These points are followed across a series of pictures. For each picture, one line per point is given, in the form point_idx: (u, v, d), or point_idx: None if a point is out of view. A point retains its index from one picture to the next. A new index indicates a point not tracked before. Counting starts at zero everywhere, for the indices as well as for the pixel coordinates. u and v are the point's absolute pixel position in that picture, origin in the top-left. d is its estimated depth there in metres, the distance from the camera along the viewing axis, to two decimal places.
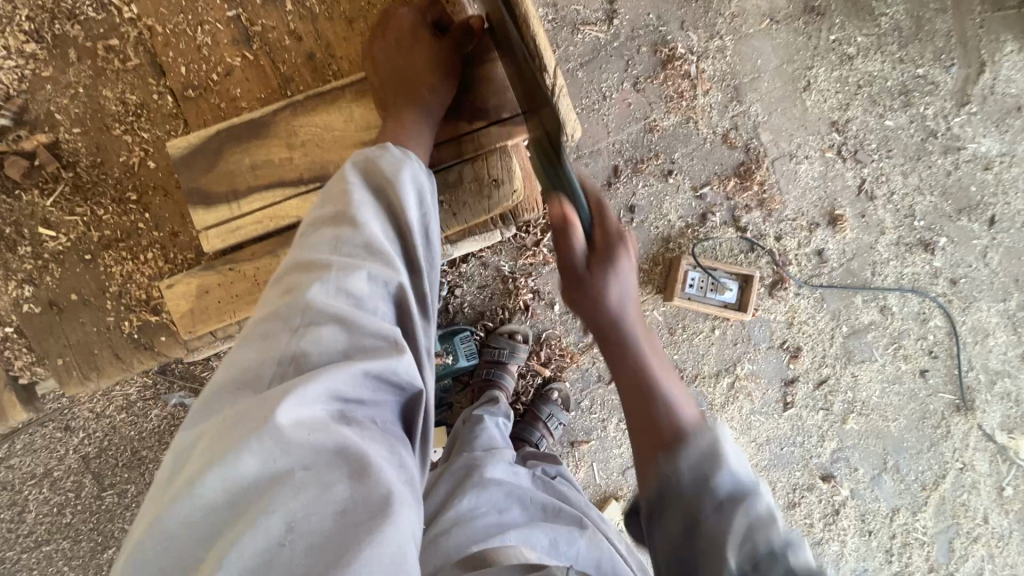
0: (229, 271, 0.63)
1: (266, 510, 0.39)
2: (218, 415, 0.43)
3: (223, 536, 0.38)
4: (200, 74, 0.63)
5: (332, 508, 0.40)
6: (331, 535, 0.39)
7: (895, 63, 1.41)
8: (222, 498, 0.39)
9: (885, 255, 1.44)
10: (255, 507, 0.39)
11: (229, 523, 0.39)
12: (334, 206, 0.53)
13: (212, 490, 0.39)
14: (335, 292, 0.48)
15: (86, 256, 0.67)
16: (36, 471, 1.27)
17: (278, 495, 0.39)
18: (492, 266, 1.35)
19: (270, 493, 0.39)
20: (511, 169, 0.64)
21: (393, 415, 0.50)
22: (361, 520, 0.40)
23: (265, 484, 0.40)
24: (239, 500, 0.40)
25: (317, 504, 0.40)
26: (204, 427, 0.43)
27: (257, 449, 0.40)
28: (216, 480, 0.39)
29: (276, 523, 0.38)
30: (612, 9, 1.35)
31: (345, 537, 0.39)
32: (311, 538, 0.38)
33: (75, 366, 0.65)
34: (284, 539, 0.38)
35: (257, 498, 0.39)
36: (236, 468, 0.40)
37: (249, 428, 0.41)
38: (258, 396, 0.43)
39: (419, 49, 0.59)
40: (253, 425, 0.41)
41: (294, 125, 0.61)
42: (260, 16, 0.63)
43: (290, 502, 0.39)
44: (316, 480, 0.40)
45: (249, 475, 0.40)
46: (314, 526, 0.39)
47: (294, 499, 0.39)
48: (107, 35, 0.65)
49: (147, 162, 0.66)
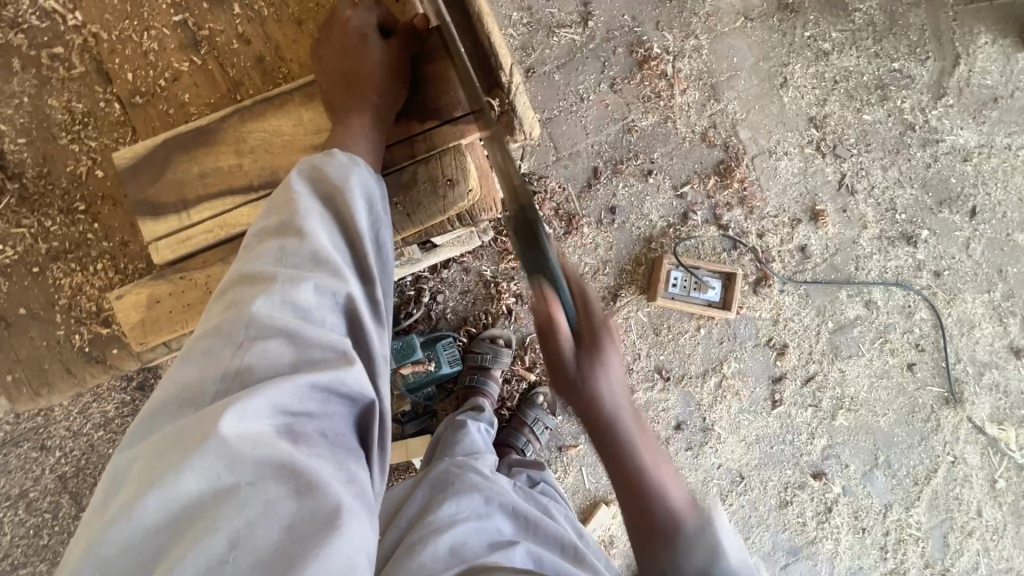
0: (179, 281, 0.61)
1: (207, 532, 0.37)
2: (158, 433, 0.42)
3: (163, 558, 0.37)
4: (147, 81, 0.62)
5: (278, 524, 0.38)
6: (276, 553, 0.37)
7: (870, 58, 1.41)
8: (160, 519, 0.38)
9: (868, 249, 1.44)
10: (195, 527, 0.37)
11: (169, 544, 0.37)
12: (281, 217, 0.51)
13: (151, 512, 0.37)
14: (279, 305, 0.47)
15: (35, 269, 0.65)
16: (11, 492, 1.24)
17: (220, 514, 0.38)
18: (473, 271, 1.34)
19: (211, 513, 0.38)
20: (466, 169, 0.62)
21: (348, 427, 0.48)
22: (308, 536, 0.38)
23: (207, 503, 0.38)
24: (179, 520, 0.38)
25: (262, 520, 0.38)
26: (142, 447, 0.41)
27: (196, 466, 0.38)
28: (154, 501, 0.37)
29: (217, 544, 0.37)
30: (587, 11, 1.35)
31: (291, 555, 0.37)
32: (257, 555, 0.37)
33: (25, 382, 0.63)
34: (228, 556, 0.37)
35: (197, 518, 0.38)
36: (175, 487, 0.38)
37: (189, 448, 0.39)
38: (200, 411, 0.41)
39: (365, 50, 0.58)
40: (193, 444, 0.39)
41: (242, 131, 0.60)
42: (208, 21, 0.62)
43: (234, 520, 0.38)
44: (261, 497, 0.39)
45: (189, 493, 0.38)
46: (260, 544, 0.37)
47: (236, 517, 0.38)
48: (51, 43, 0.63)
49: (95, 171, 0.65)
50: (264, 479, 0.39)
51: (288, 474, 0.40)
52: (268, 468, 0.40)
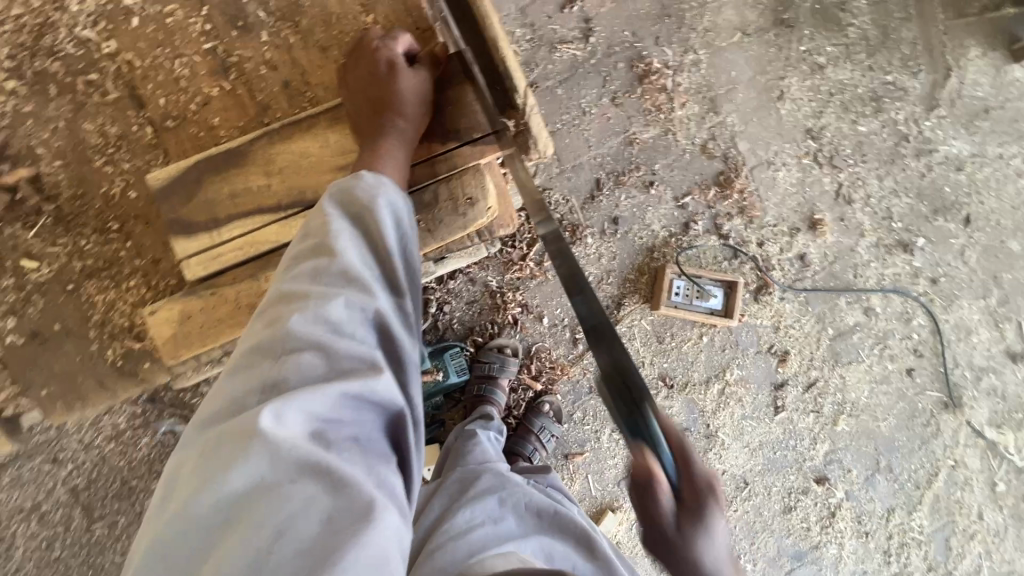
0: (211, 296, 0.63)
1: (250, 526, 0.39)
2: (207, 438, 0.44)
3: (213, 553, 0.39)
4: (178, 105, 0.65)
5: (314, 520, 0.40)
6: (314, 547, 0.39)
7: (864, 71, 1.45)
8: (211, 516, 0.40)
9: (866, 257, 1.47)
10: (241, 525, 0.39)
11: (218, 540, 0.39)
12: (314, 235, 0.54)
13: (203, 508, 0.40)
14: (313, 319, 0.49)
15: (69, 286, 0.68)
16: (24, 505, 1.26)
17: (263, 511, 0.40)
18: (480, 282, 1.37)
19: (254, 510, 0.40)
20: (485, 187, 0.65)
21: (378, 434, 0.49)
22: (343, 532, 0.39)
23: (250, 501, 0.40)
24: (226, 517, 0.40)
25: (301, 519, 0.40)
26: (193, 453, 0.44)
27: (245, 467, 0.41)
28: (206, 497, 0.40)
29: (261, 539, 0.38)
30: (588, 28, 1.39)
31: (327, 549, 0.38)
32: (296, 550, 0.38)
33: (59, 396, 0.65)
34: (270, 550, 0.38)
35: (242, 516, 0.40)
36: (225, 485, 0.41)
37: (236, 449, 0.42)
38: (243, 416, 0.44)
39: (390, 76, 0.61)
40: (240, 445, 0.42)
41: (271, 153, 0.63)
42: (236, 48, 0.65)
43: (273, 516, 0.39)
44: (300, 495, 0.40)
45: (237, 492, 0.41)
46: (300, 538, 0.39)
47: (277, 513, 0.39)
48: (86, 70, 0.66)
49: (128, 192, 0.67)
50: (303, 478, 0.41)
51: (325, 474, 0.42)
52: (306, 469, 0.42)
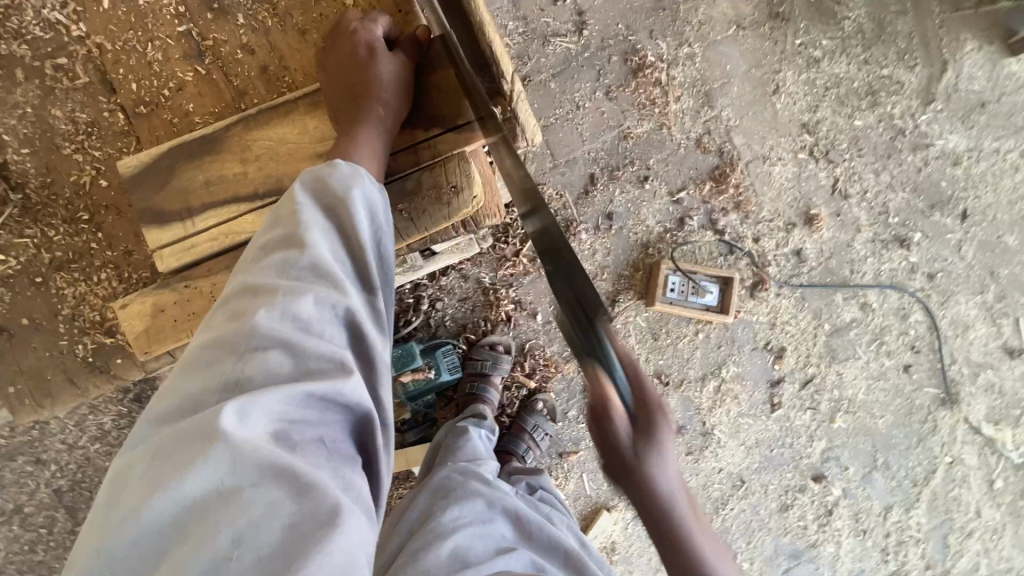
0: (185, 289, 0.61)
1: (208, 532, 0.36)
2: (160, 438, 0.41)
3: (161, 562, 0.36)
4: (151, 90, 0.63)
5: (279, 523, 0.37)
6: (276, 554, 0.36)
7: (860, 64, 1.44)
8: (162, 523, 0.37)
9: (862, 252, 1.46)
10: (196, 531, 0.37)
11: (168, 547, 0.36)
12: (282, 227, 0.52)
13: (156, 516, 0.37)
14: (280, 316, 0.47)
15: (38, 278, 0.66)
16: (6, 507, 1.23)
17: (221, 516, 0.37)
18: (472, 278, 1.34)
19: (214, 514, 0.37)
20: (470, 175, 0.63)
21: (345, 434, 0.47)
22: (308, 536, 0.37)
23: (209, 505, 0.38)
24: (181, 523, 0.37)
25: (262, 523, 0.37)
26: (144, 453, 0.41)
27: (203, 469, 0.38)
28: (160, 504, 0.37)
29: (217, 547, 0.36)
30: (581, 20, 1.37)
31: (291, 556, 0.36)
32: (259, 553, 0.36)
33: (28, 394, 0.63)
34: (228, 559, 0.35)
35: (197, 522, 0.37)
36: (179, 488, 0.38)
37: (195, 452, 0.39)
38: (200, 414, 0.41)
39: (369, 60, 0.59)
40: (199, 447, 0.39)
41: (246, 140, 0.60)
42: (212, 31, 0.63)
43: (234, 520, 0.37)
44: (261, 499, 0.38)
45: (191, 496, 0.38)
46: (262, 542, 0.36)
47: (238, 518, 0.37)
48: (55, 54, 0.64)
49: (99, 180, 0.65)
50: (268, 479, 0.39)
51: (290, 475, 0.40)
52: (269, 472, 0.39)
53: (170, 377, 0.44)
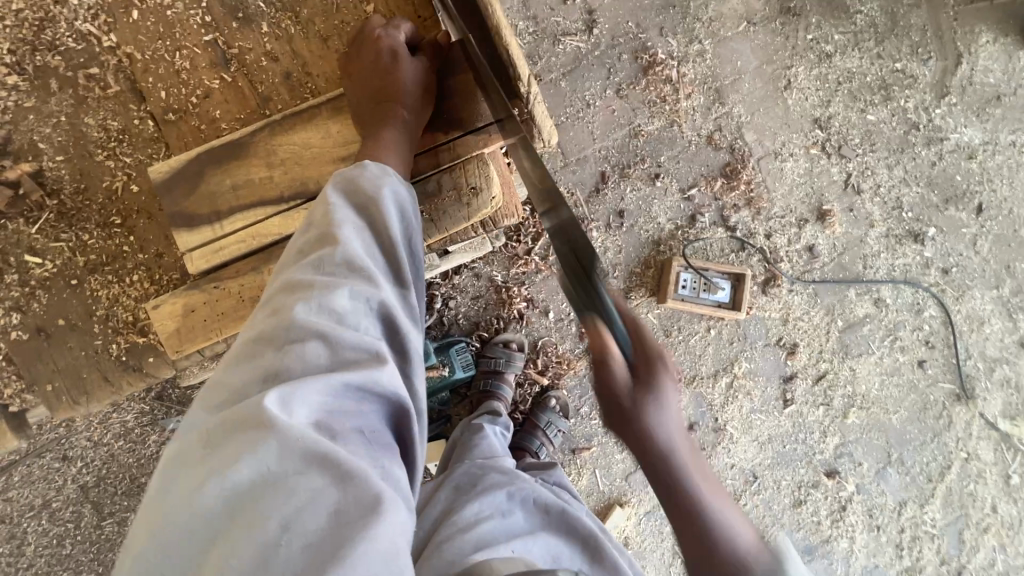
0: (214, 290, 0.63)
1: (258, 516, 0.38)
2: (209, 426, 0.43)
3: (216, 543, 0.37)
4: (179, 98, 0.65)
5: (324, 508, 0.39)
6: (325, 537, 0.38)
7: (872, 59, 1.43)
8: (215, 507, 0.38)
9: (875, 248, 1.45)
10: (249, 514, 0.38)
11: (222, 530, 0.38)
12: (317, 226, 0.53)
13: (209, 501, 0.38)
14: (316, 311, 0.48)
15: (73, 281, 0.68)
16: (35, 502, 1.27)
17: (271, 502, 0.38)
18: (485, 276, 1.36)
19: (263, 499, 0.39)
20: (489, 176, 0.65)
21: (382, 425, 0.48)
22: (353, 521, 0.38)
23: (258, 491, 0.39)
24: (232, 508, 0.38)
25: (309, 508, 0.38)
26: (195, 440, 0.42)
27: (252, 458, 0.40)
28: (212, 490, 0.39)
29: (269, 529, 0.37)
30: (592, 19, 1.38)
31: (339, 539, 0.37)
32: (307, 537, 0.37)
33: (64, 391, 0.65)
34: (280, 540, 0.37)
35: (248, 506, 0.38)
36: (230, 475, 0.39)
37: (244, 441, 0.41)
38: (246, 404, 0.43)
39: (393, 65, 0.60)
40: (247, 437, 0.41)
41: (272, 145, 0.62)
42: (237, 39, 0.65)
43: (282, 505, 0.38)
44: (308, 485, 0.39)
45: (243, 482, 0.39)
46: (309, 526, 0.38)
47: (286, 503, 0.38)
48: (87, 64, 0.66)
49: (130, 185, 0.67)
50: (312, 467, 0.40)
51: (333, 463, 0.41)
52: (314, 459, 0.41)
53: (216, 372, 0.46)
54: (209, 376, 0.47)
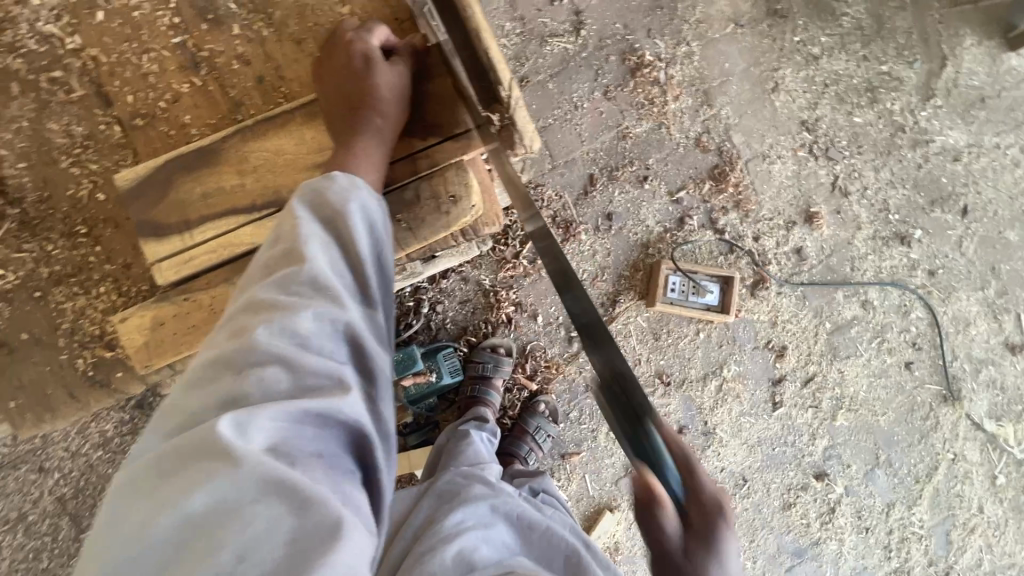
0: (184, 301, 0.61)
1: (208, 556, 0.35)
2: (160, 453, 0.41)
3: None
4: (147, 102, 0.63)
5: (278, 543, 0.36)
6: (279, 572, 0.35)
7: (859, 61, 1.43)
8: (162, 541, 0.36)
9: (863, 250, 1.45)
10: (198, 549, 0.36)
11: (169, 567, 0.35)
12: (282, 242, 0.51)
13: (155, 540, 0.36)
14: (279, 330, 0.46)
15: (37, 293, 0.66)
16: (9, 516, 1.23)
17: (222, 536, 0.36)
18: (472, 280, 1.34)
19: (212, 536, 0.36)
20: (469, 184, 0.63)
21: (347, 448, 0.46)
22: (310, 553, 0.36)
23: (208, 526, 0.36)
24: (179, 547, 0.36)
25: (263, 541, 0.36)
26: (143, 469, 0.40)
27: (204, 491, 0.37)
28: (158, 528, 0.36)
29: (221, 564, 0.35)
30: (579, 20, 1.36)
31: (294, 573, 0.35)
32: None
33: (29, 408, 0.62)
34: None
35: (196, 545, 0.36)
36: (179, 511, 0.37)
37: (195, 473, 0.38)
38: (199, 429, 0.40)
39: (369, 71, 0.58)
40: (199, 468, 0.38)
41: (243, 151, 0.60)
42: (207, 42, 0.62)
43: (234, 543, 0.36)
44: (262, 516, 0.37)
45: (193, 515, 0.37)
46: (261, 564, 0.35)
47: (238, 540, 0.36)
48: (49, 67, 0.63)
49: (97, 194, 0.65)
50: (266, 498, 0.38)
51: (289, 493, 0.38)
52: (269, 487, 0.38)
53: (171, 397, 0.44)
54: (163, 403, 0.45)
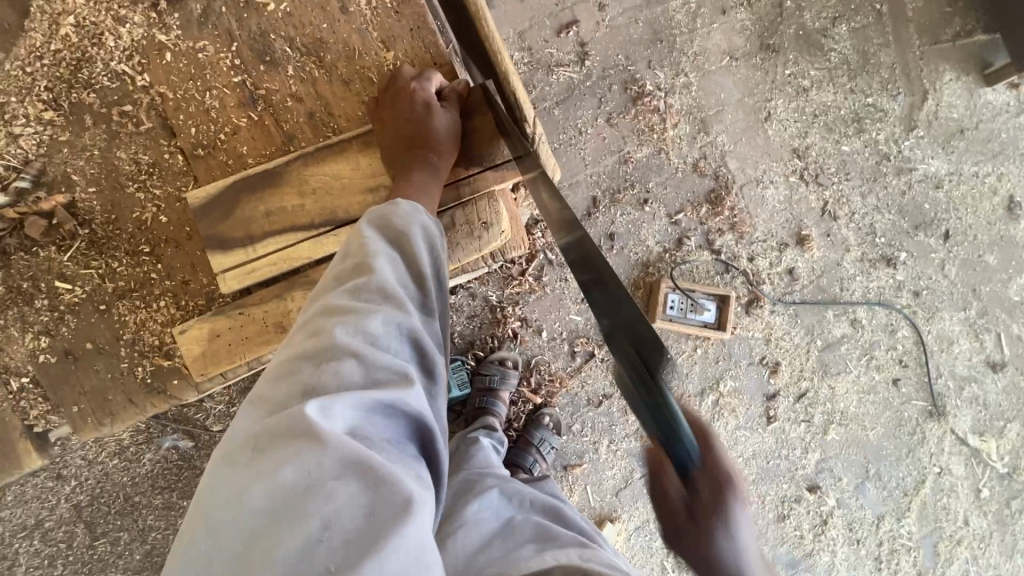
0: (239, 315, 0.68)
1: (301, 516, 0.41)
2: (253, 433, 0.47)
3: (259, 537, 0.40)
4: (209, 135, 0.69)
5: (360, 508, 0.41)
6: (362, 536, 0.40)
7: (846, 93, 1.53)
8: (259, 507, 0.41)
9: (851, 271, 1.53)
10: (291, 517, 0.41)
11: (265, 529, 0.40)
12: (353, 257, 0.59)
13: (254, 501, 0.42)
14: (354, 331, 0.53)
15: (101, 306, 0.71)
16: (27, 522, 1.26)
17: (311, 503, 0.41)
18: (481, 297, 1.40)
19: (303, 499, 0.41)
20: (499, 213, 0.71)
21: (409, 438, 0.52)
22: (386, 522, 0.41)
23: (300, 492, 0.42)
24: (274, 507, 0.41)
25: (347, 509, 0.41)
26: (241, 444, 0.46)
27: (296, 460, 0.43)
28: (257, 491, 0.42)
29: (310, 528, 0.40)
30: (584, 51, 1.45)
31: (373, 538, 0.40)
32: (347, 535, 0.40)
33: (90, 413, 0.69)
34: (321, 537, 0.40)
35: (289, 507, 0.41)
36: (275, 477, 0.42)
37: (287, 445, 0.44)
38: (290, 411, 0.46)
39: (425, 116, 0.65)
40: (291, 440, 0.44)
41: (304, 174, 0.67)
42: (264, 81, 0.69)
43: (324, 505, 0.41)
44: (343, 489, 0.42)
45: (287, 483, 0.42)
46: (346, 526, 0.41)
47: (326, 505, 0.41)
48: (121, 101, 0.70)
49: (159, 216, 0.70)
50: (350, 471, 0.43)
51: (367, 467, 0.44)
52: (348, 464, 0.43)
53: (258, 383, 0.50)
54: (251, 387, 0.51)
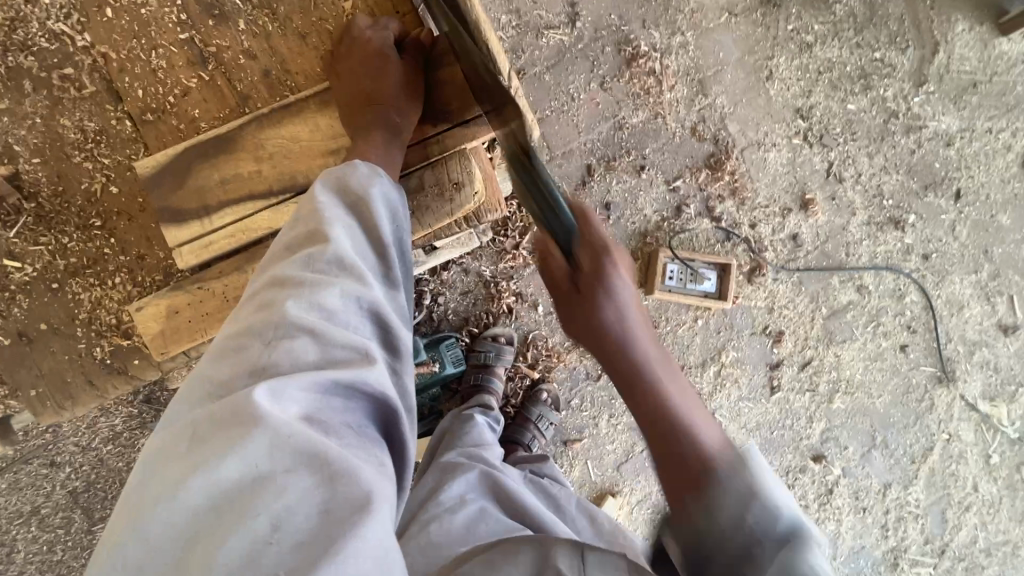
0: (198, 290, 0.64)
1: (247, 514, 0.37)
2: (196, 418, 0.43)
3: (201, 539, 0.37)
4: (157, 97, 0.65)
5: (315, 505, 0.39)
6: (316, 534, 0.37)
7: (853, 48, 1.44)
8: (202, 506, 0.38)
9: (858, 235, 1.47)
10: (236, 514, 0.38)
11: (207, 530, 0.37)
12: (308, 226, 0.54)
13: (194, 497, 0.38)
14: (307, 306, 0.49)
15: (54, 285, 0.69)
16: (23, 509, 1.25)
17: (260, 501, 0.38)
18: (473, 272, 1.35)
19: (252, 498, 0.38)
20: (471, 171, 0.65)
21: (370, 420, 0.48)
22: (342, 517, 0.38)
23: (249, 489, 0.39)
24: (219, 506, 0.38)
25: (299, 507, 0.38)
26: (179, 432, 0.42)
27: (241, 452, 0.39)
28: (198, 485, 0.39)
29: (257, 530, 0.37)
30: (574, 11, 1.38)
31: (328, 537, 0.37)
32: (299, 535, 0.37)
33: (49, 396, 0.66)
34: (269, 539, 0.37)
35: (237, 504, 0.38)
36: (217, 471, 0.39)
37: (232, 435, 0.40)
38: (236, 395, 0.43)
39: (385, 69, 0.61)
40: (237, 430, 0.41)
41: (260, 139, 0.62)
42: (214, 38, 0.64)
43: (274, 502, 0.38)
44: (294, 485, 0.39)
45: (232, 476, 0.39)
46: (299, 525, 0.38)
47: (276, 502, 0.38)
48: (61, 64, 0.66)
49: (109, 188, 0.68)
50: (302, 464, 0.40)
51: (321, 460, 0.41)
52: (301, 456, 0.40)
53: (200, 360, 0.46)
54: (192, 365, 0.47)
